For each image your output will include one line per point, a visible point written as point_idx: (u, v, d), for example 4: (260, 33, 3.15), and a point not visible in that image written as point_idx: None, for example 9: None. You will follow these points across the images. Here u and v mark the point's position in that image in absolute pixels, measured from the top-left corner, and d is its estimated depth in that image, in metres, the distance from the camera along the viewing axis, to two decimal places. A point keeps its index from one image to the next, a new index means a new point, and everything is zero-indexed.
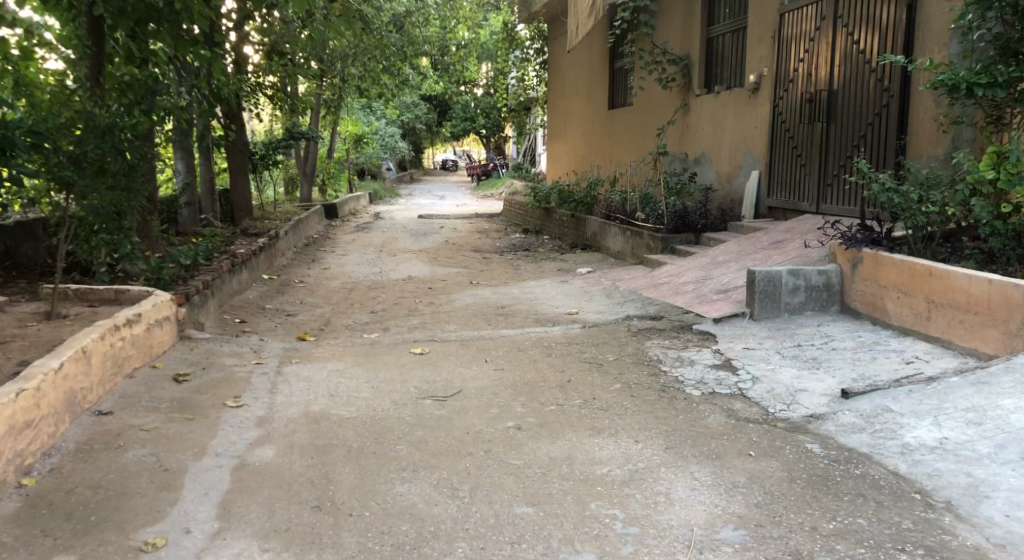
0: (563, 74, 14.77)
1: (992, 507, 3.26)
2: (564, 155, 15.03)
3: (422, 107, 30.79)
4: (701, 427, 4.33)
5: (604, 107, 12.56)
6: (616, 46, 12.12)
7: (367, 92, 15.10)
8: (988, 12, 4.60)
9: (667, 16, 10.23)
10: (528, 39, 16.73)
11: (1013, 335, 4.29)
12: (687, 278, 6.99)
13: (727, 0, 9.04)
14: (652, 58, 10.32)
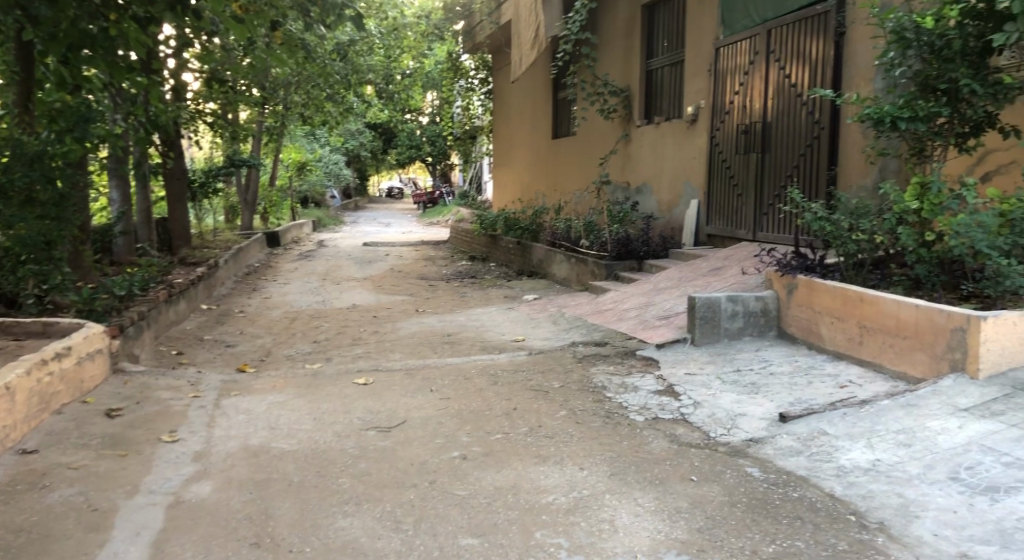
0: (507, 104, 15.00)
1: (922, 527, 3.37)
2: (510, 183, 15.13)
3: (368, 134, 30.75)
4: (645, 453, 4.37)
5: (548, 137, 12.73)
6: (560, 77, 12.34)
7: (310, 120, 15.07)
8: (907, 51, 4.83)
9: (608, 48, 10.47)
10: (472, 69, 17.12)
11: (939, 358, 4.47)
12: (631, 304, 7.09)
13: (665, 34, 9.30)
14: (594, 89, 10.55)
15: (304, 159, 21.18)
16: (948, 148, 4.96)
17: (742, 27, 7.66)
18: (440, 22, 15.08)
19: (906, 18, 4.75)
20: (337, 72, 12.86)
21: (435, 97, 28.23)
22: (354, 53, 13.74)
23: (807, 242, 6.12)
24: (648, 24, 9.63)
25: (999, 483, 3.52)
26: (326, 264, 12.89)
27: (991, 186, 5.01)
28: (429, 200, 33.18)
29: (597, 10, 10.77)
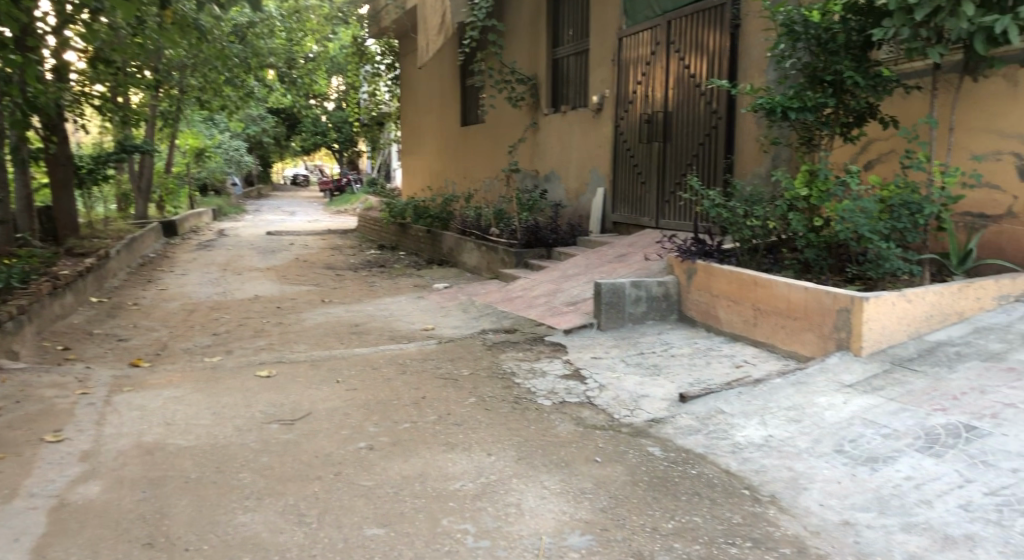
0: (414, 91, 14.86)
1: (809, 498, 3.54)
2: (419, 171, 15.01)
3: (271, 121, 29.84)
4: (551, 437, 4.43)
5: (457, 124, 12.70)
6: (467, 64, 12.30)
7: (208, 104, 14.54)
8: (796, 43, 5.05)
9: (516, 36, 10.51)
10: (378, 54, 16.76)
11: (826, 337, 4.71)
12: (539, 291, 7.17)
13: (571, 23, 9.40)
14: (502, 77, 10.58)
15: (202, 145, 20.30)
16: (833, 137, 5.22)
17: (644, 18, 7.82)
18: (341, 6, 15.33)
19: (795, 11, 4.98)
20: (234, 54, 12.17)
21: (341, 81, 27.65)
22: (254, 35, 13.40)
23: (706, 229, 6.33)
24: (553, 13, 9.71)
25: (878, 454, 3.73)
26: (226, 255, 12.44)
27: (872, 173, 5.30)
28: (336, 188, 32.63)
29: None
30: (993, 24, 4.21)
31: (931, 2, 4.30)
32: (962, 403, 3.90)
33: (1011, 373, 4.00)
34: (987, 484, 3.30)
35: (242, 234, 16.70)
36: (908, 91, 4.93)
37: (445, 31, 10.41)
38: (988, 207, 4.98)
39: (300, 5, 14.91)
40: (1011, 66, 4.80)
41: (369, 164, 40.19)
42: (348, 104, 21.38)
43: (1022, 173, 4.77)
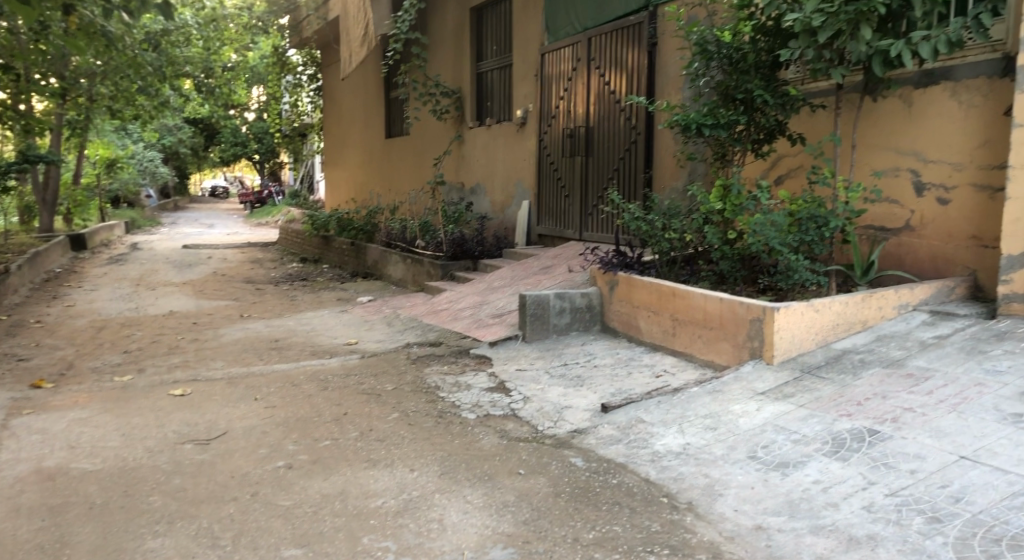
0: (338, 102, 14.73)
1: (724, 504, 3.63)
2: (344, 183, 14.82)
3: (188, 131, 28.99)
4: (475, 450, 4.42)
5: (381, 137, 12.62)
6: (391, 76, 12.26)
7: (120, 113, 14.08)
8: (710, 62, 5.26)
9: (440, 49, 10.54)
10: (300, 65, 16.64)
11: (740, 346, 4.88)
12: (465, 303, 7.17)
13: (494, 38, 9.50)
14: (426, 89, 10.60)
15: (114, 156, 19.54)
16: (745, 153, 5.43)
17: (564, 34, 7.96)
18: (263, 14, 14.49)
19: (708, 31, 5.22)
20: (150, 63, 11.96)
21: (262, 90, 27.14)
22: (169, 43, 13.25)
23: (626, 241, 6.47)
24: (476, 26, 9.80)
25: (788, 459, 3.86)
26: (139, 269, 11.99)
27: (782, 189, 5.53)
28: (258, 199, 31.94)
29: (427, 12, 10.82)
30: (889, 48, 4.53)
31: (833, 25, 4.48)
32: (866, 408, 4.08)
33: (909, 379, 4.21)
34: (888, 485, 3.45)
35: (158, 248, 16.08)
36: (812, 110, 5.17)
37: (368, 43, 10.38)
38: (888, 221, 5.31)
39: (218, 13, 14.32)
40: (906, 87, 5.13)
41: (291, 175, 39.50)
42: (268, 114, 20.99)
43: (919, 189, 5.10)
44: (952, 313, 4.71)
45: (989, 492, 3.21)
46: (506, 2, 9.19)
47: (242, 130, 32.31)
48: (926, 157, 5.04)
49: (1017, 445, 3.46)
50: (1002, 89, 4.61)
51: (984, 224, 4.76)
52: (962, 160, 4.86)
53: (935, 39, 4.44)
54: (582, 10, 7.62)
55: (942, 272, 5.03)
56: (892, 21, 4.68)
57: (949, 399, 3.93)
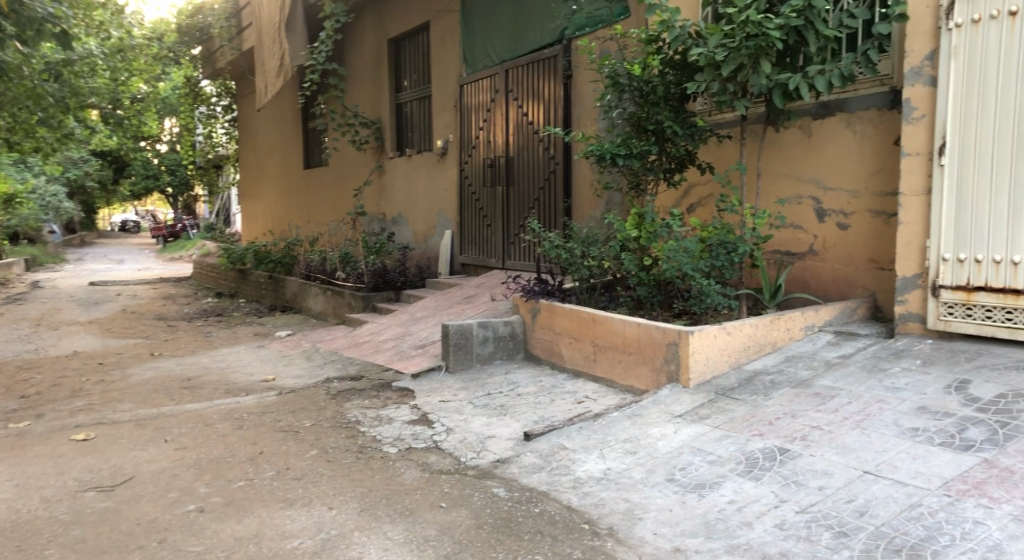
0: (254, 133, 14.55)
1: (644, 528, 3.63)
2: (261, 215, 14.59)
3: (94, 164, 27.97)
4: (396, 485, 4.34)
5: (300, 168, 12.51)
6: (308, 107, 12.17)
7: (19, 145, 13.43)
8: (622, 94, 5.43)
9: (359, 80, 10.54)
10: (214, 96, 16.51)
11: (657, 370, 4.99)
12: (387, 335, 7.11)
13: (413, 69, 9.59)
14: (344, 120, 10.56)
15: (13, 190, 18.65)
16: (658, 182, 5.61)
17: (482, 67, 8.08)
18: (174, 46, 14.36)
19: (619, 65, 5.36)
20: (50, 95, 11.52)
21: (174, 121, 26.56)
22: (72, 73, 12.28)
23: (547, 269, 6.57)
24: (395, 57, 9.87)
25: (704, 480, 3.92)
26: (41, 309, 11.40)
27: (693, 216, 5.75)
28: (171, 232, 31.05)
29: (345, 43, 10.84)
30: (788, 80, 4.75)
31: (735, 59, 4.70)
32: (777, 427, 4.20)
33: (817, 398, 4.36)
34: (799, 502, 3.53)
35: (64, 285, 15.37)
36: (719, 141, 5.45)
37: (285, 74, 10.28)
38: (793, 245, 5.56)
39: (126, 44, 13.17)
40: (804, 118, 5.40)
41: (205, 207, 38.55)
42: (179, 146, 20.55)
43: (820, 215, 5.36)
44: (854, 333, 4.93)
45: (890, 505, 3.33)
46: (424, 34, 9.32)
47: (154, 162, 31.44)
48: (825, 184, 5.30)
49: (914, 458, 3.60)
50: (891, 119, 4.90)
51: (880, 248, 5.02)
52: (858, 187, 5.12)
53: (829, 73, 4.71)
54: (499, 43, 7.76)
55: (844, 294, 5.28)
56: (790, 56, 4.92)
57: (853, 416, 4.08)
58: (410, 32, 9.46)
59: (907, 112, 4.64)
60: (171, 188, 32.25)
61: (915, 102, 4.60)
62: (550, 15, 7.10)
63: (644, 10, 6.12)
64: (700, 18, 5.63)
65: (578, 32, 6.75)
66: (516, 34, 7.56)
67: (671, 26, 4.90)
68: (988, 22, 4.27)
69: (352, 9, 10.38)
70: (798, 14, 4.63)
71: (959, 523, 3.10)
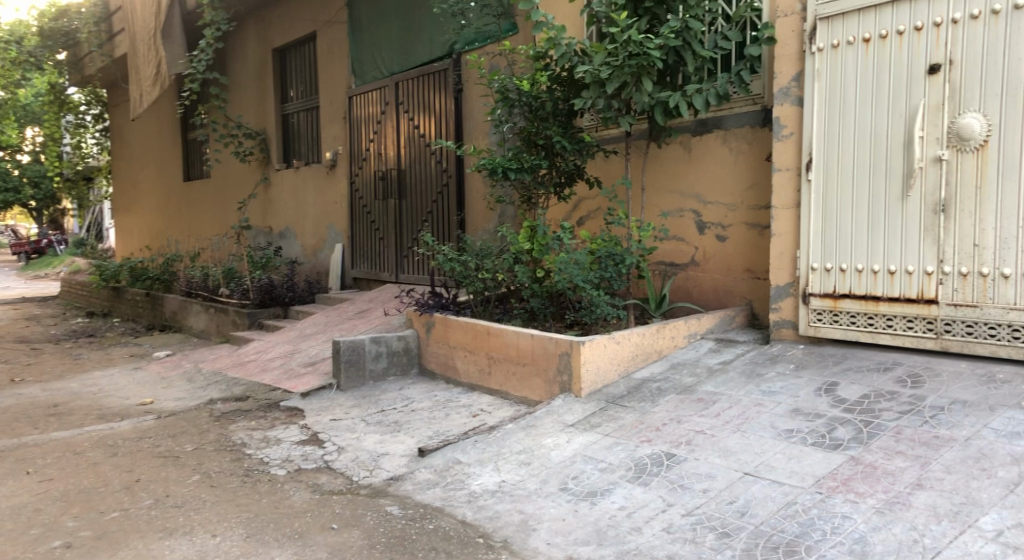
0: (128, 143, 13.81)
1: (537, 538, 3.65)
2: (137, 229, 13.85)
3: None
4: (285, 508, 4.18)
5: (179, 180, 11.97)
6: (188, 117, 11.66)
7: None
8: (512, 109, 5.51)
9: (244, 89, 10.21)
10: (83, 104, 15.50)
11: (550, 381, 5.07)
12: (274, 353, 6.89)
13: (300, 80, 9.38)
14: (226, 130, 10.20)
15: None
16: (548, 196, 5.71)
17: (372, 78, 8.00)
18: (34, 50, 12.98)
19: (508, 80, 5.45)
20: None
21: (36, 131, 24.89)
22: None
23: (442, 282, 6.55)
24: (280, 67, 9.64)
25: (596, 488, 3.99)
26: None
27: (584, 228, 5.91)
28: (35, 249, 28.97)
29: (227, 50, 10.47)
30: (668, 98, 4.98)
31: (619, 77, 4.86)
32: (664, 433, 4.34)
33: (700, 403, 4.54)
34: (685, 506, 3.65)
35: None
36: (605, 156, 5.63)
37: (162, 82, 9.87)
38: (676, 257, 5.81)
39: None
40: (685, 135, 5.66)
41: (75, 221, 36.15)
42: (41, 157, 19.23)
43: (701, 227, 5.61)
44: (733, 340, 5.17)
45: (768, 504, 3.49)
46: (311, 45, 9.14)
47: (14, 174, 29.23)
48: (705, 198, 5.56)
49: (790, 458, 3.80)
50: (763, 137, 5.21)
51: (755, 258, 5.30)
52: (735, 201, 5.40)
53: (706, 92, 4.96)
54: (389, 55, 7.71)
55: (723, 303, 5.54)
56: (670, 74, 5.14)
57: (734, 419, 4.27)
58: (296, 41, 9.25)
59: (777, 130, 4.94)
60: (34, 201, 30.06)
61: (784, 120, 4.91)
62: (438, 29, 7.11)
63: (530, 28, 6.26)
64: (584, 37, 5.81)
65: (468, 47, 6.82)
66: (406, 46, 7.53)
67: (557, 43, 5.02)
68: (845, 47, 4.60)
69: (236, 16, 10.06)
70: (676, 35, 4.86)
71: (830, 518, 3.28)
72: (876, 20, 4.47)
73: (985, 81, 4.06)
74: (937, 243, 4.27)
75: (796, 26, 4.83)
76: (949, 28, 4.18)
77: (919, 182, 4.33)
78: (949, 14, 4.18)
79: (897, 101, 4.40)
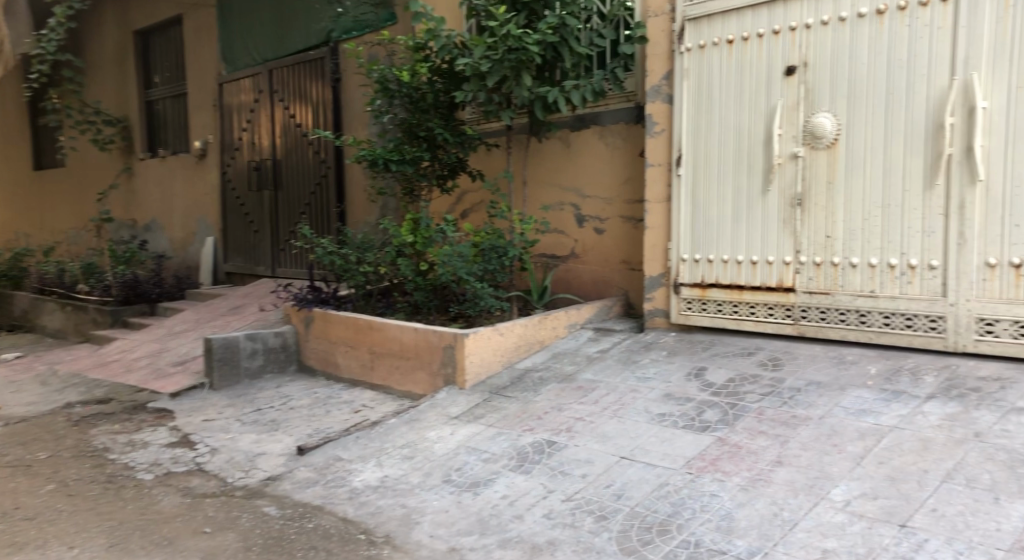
0: None
1: (420, 531, 3.63)
2: None
3: None
4: (152, 514, 3.97)
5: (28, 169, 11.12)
6: (36, 101, 10.83)
7: None
8: (392, 100, 5.44)
9: (104, 73, 9.57)
10: None
11: (435, 374, 5.06)
12: (140, 353, 6.53)
13: (167, 65, 8.91)
14: (83, 117, 9.54)
15: None
16: (431, 189, 5.72)
17: (245, 65, 7.73)
18: None
19: (388, 71, 5.38)
20: None
21: None
22: None
23: (322, 276, 6.42)
24: (143, 51, 9.13)
25: (479, 479, 4.02)
26: None
27: (468, 221, 5.96)
28: None
29: (83, 31, 9.79)
30: (547, 93, 5.07)
31: (499, 71, 4.92)
32: (545, 421, 4.42)
33: (580, 391, 4.66)
34: (565, 492, 3.74)
35: None
36: (488, 149, 5.69)
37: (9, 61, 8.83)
38: (557, 249, 5.94)
39: None
40: (564, 130, 5.80)
41: None
42: None
43: (580, 220, 5.77)
44: (611, 329, 5.34)
45: (643, 486, 3.63)
46: (177, 28, 8.70)
47: None
48: (584, 192, 5.72)
49: (662, 441, 3.96)
50: (637, 133, 5.41)
51: (631, 250, 5.49)
52: (612, 195, 5.58)
53: (583, 89, 5.09)
54: (264, 41, 7.44)
55: (600, 294, 5.72)
56: (549, 70, 5.24)
57: (611, 406, 4.41)
58: (161, 24, 8.78)
59: (650, 127, 5.14)
60: None
61: (656, 117, 5.12)
62: (315, 16, 6.92)
63: (409, 18, 6.19)
64: (463, 29, 5.82)
65: (345, 36, 6.67)
66: (282, 33, 7.28)
67: (437, 35, 5.01)
68: (711, 48, 4.83)
69: None
70: (553, 30, 4.97)
71: (699, 497, 3.45)
72: (739, 23, 4.71)
73: (834, 84, 4.36)
74: (794, 235, 4.57)
75: (666, 26, 5.02)
76: (803, 33, 4.46)
77: (778, 177, 4.61)
78: (803, 19, 4.45)
79: (759, 100, 4.66)
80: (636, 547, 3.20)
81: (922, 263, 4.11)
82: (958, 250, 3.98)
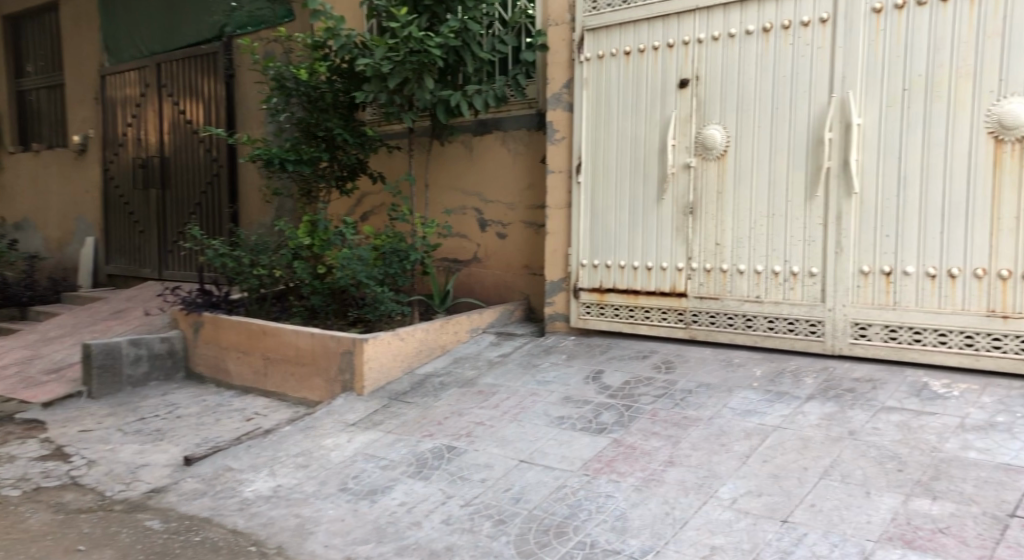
0: None
1: (314, 541, 3.53)
2: None
3: None
4: (18, 533, 3.70)
5: None
6: None
7: None
8: (289, 98, 5.30)
9: None
10: None
11: (332, 380, 4.95)
12: (9, 360, 6.09)
13: (42, 54, 8.39)
14: None
15: None
16: (330, 191, 5.61)
17: (129, 57, 7.38)
18: None
19: (285, 68, 5.23)
20: None
21: None
22: None
23: (213, 279, 6.19)
24: (15, 38, 8.58)
25: (376, 486, 3.94)
26: None
27: (369, 224, 5.88)
28: None
29: None
30: (449, 97, 5.07)
31: (400, 73, 4.87)
32: (445, 426, 4.39)
33: (480, 395, 4.65)
34: (463, 497, 3.72)
35: None
36: (388, 151, 5.63)
37: None
38: (459, 253, 5.94)
39: None
40: (466, 134, 5.82)
41: None
42: None
43: (482, 224, 5.79)
44: (511, 334, 5.37)
45: (541, 489, 3.65)
46: (52, 15, 8.21)
47: None
48: (486, 197, 5.74)
49: (560, 444, 4.01)
50: (537, 139, 5.47)
51: (531, 255, 5.55)
52: (513, 200, 5.63)
53: (485, 94, 5.12)
54: (153, 33, 7.12)
55: (500, 298, 5.75)
56: (451, 74, 5.24)
57: (511, 410, 4.43)
58: (36, 10, 8.26)
59: (551, 134, 5.21)
60: None
61: (557, 125, 5.20)
62: (207, 9, 6.67)
63: (307, 16, 6.06)
64: (364, 29, 5.74)
65: (240, 31, 6.46)
66: (173, 25, 6.98)
67: (336, 34, 4.93)
68: (610, 58, 4.94)
69: None
70: (456, 34, 4.96)
71: (595, 498, 3.50)
72: (635, 35, 4.84)
73: (723, 98, 4.55)
74: (685, 242, 4.72)
75: (567, 35, 5.11)
76: (695, 47, 4.63)
77: (672, 186, 4.76)
78: (695, 34, 4.62)
79: (654, 111, 4.80)
80: (532, 550, 3.21)
81: (803, 270, 4.32)
82: (835, 259, 4.20)
